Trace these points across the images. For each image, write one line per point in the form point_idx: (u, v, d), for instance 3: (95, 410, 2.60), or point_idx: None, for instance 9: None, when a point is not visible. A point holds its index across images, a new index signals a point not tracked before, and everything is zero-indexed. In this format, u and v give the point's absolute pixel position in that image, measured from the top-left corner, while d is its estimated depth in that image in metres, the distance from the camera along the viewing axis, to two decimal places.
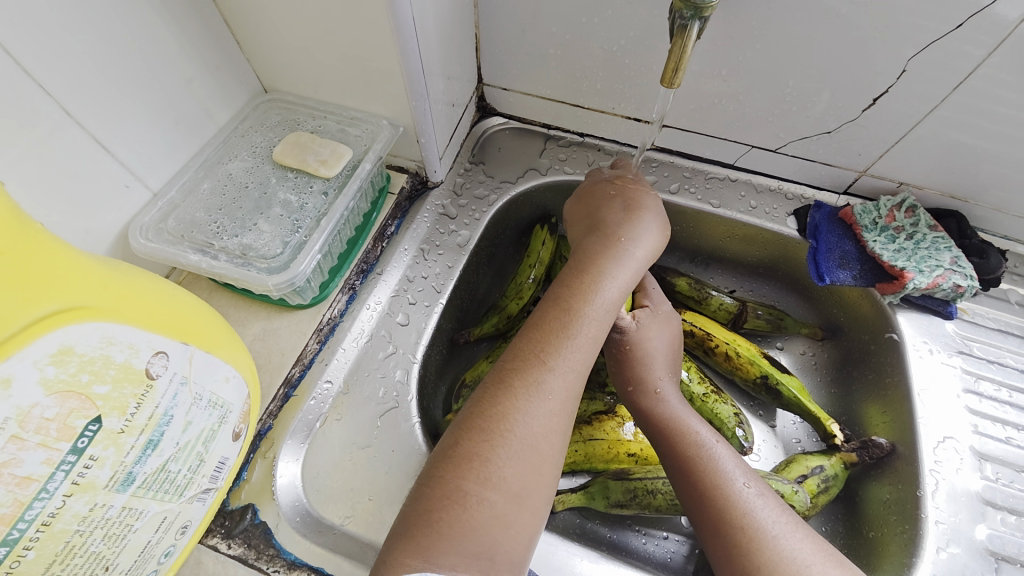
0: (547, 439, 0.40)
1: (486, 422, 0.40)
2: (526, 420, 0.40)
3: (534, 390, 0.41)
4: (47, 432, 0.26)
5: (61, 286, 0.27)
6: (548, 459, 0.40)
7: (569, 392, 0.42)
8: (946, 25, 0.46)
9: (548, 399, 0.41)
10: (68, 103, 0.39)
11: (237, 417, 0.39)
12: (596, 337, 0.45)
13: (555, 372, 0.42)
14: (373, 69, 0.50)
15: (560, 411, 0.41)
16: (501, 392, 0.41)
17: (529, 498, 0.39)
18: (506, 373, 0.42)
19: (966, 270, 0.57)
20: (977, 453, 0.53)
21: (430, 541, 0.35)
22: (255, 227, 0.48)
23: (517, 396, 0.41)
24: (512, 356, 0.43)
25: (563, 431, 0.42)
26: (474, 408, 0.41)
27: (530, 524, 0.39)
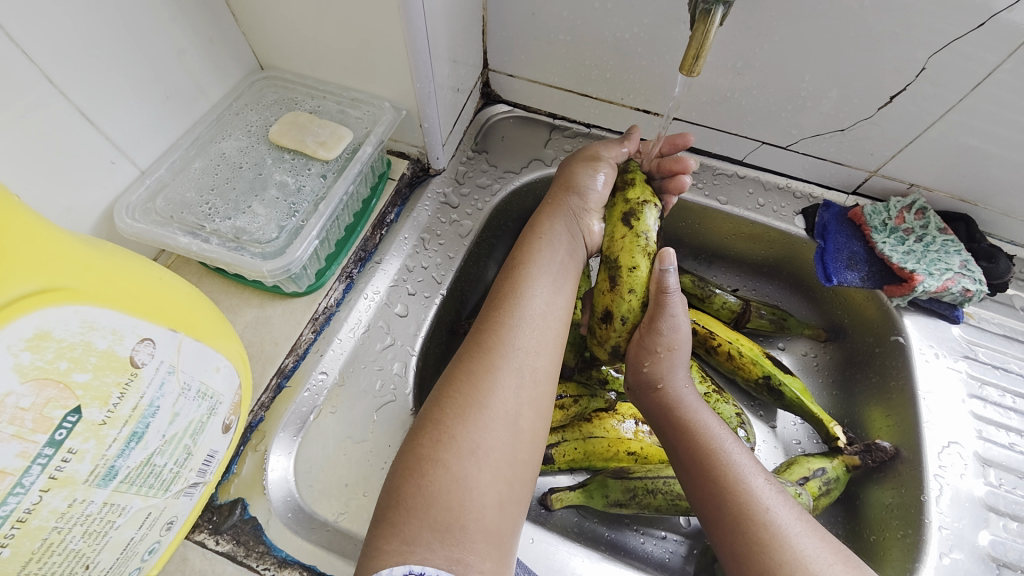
0: (499, 399, 0.39)
1: (449, 388, 0.40)
2: (478, 382, 0.40)
3: (489, 357, 0.41)
4: (22, 423, 0.24)
5: (37, 265, 0.25)
6: (498, 417, 0.38)
7: (521, 350, 0.42)
8: (963, 27, 0.45)
9: (496, 359, 0.41)
10: (52, 73, 0.37)
11: (227, 409, 0.37)
12: (542, 296, 0.46)
13: (504, 334, 0.43)
14: (377, 48, 0.47)
15: (513, 372, 0.41)
16: (457, 363, 0.42)
17: (487, 459, 0.37)
18: (465, 347, 0.43)
19: (976, 275, 0.57)
20: (981, 459, 0.53)
21: (398, 518, 0.34)
22: (249, 210, 0.46)
23: (461, 359, 0.42)
24: (472, 331, 0.44)
25: (527, 397, 0.41)
26: (441, 382, 0.41)
27: (495, 496, 0.36)
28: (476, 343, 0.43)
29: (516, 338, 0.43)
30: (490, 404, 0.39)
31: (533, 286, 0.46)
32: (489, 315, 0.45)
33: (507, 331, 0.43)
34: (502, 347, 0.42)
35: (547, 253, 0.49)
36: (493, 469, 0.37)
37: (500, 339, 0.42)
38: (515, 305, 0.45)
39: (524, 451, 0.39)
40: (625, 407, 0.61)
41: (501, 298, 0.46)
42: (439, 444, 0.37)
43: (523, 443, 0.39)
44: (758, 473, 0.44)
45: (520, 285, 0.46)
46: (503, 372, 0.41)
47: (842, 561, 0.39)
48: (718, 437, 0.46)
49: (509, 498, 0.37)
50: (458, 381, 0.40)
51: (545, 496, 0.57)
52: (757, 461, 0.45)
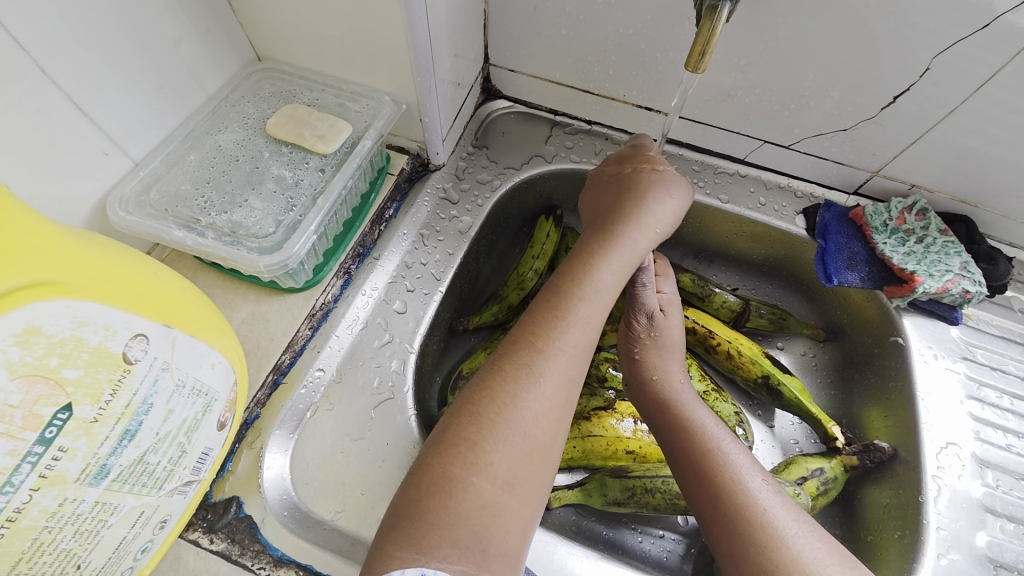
0: (538, 425, 0.38)
1: (484, 407, 0.38)
2: (519, 406, 0.38)
3: (529, 375, 0.39)
4: (11, 421, 0.23)
5: (27, 258, 0.24)
6: (538, 448, 0.38)
7: (564, 375, 0.40)
8: (969, 27, 0.45)
9: (540, 382, 0.39)
10: (43, 61, 0.36)
11: (223, 406, 0.37)
12: (592, 317, 0.43)
13: (551, 356, 0.40)
14: (377, 41, 0.47)
15: (555, 397, 0.39)
16: (494, 377, 0.39)
17: (516, 480, 0.36)
18: (502, 359, 0.40)
19: (976, 276, 0.56)
20: (978, 460, 0.53)
21: (417, 532, 0.33)
22: (246, 203, 0.45)
23: (506, 378, 0.39)
24: (511, 342, 0.42)
25: (560, 415, 0.40)
26: (467, 393, 0.39)
27: (518, 515, 0.36)
28: (519, 359, 0.40)
29: (560, 361, 0.40)
30: (521, 423, 0.38)
31: (584, 300, 0.43)
32: (530, 330, 0.41)
33: (553, 352, 0.40)
34: (542, 364, 0.40)
35: (608, 267, 0.44)
36: (518, 489, 0.37)
37: (547, 362, 0.40)
38: (565, 324, 0.41)
39: (548, 468, 0.39)
40: (624, 406, 0.61)
41: (544, 308, 0.43)
42: (467, 464, 0.36)
43: (551, 462, 0.39)
44: (759, 475, 0.44)
45: (575, 301, 0.43)
46: (543, 392, 0.39)
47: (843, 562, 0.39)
48: (716, 438, 0.46)
49: (527, 513, 0.37)
50: (490, 398, 0.38)
51: None
52: (754, 462, 0.45)
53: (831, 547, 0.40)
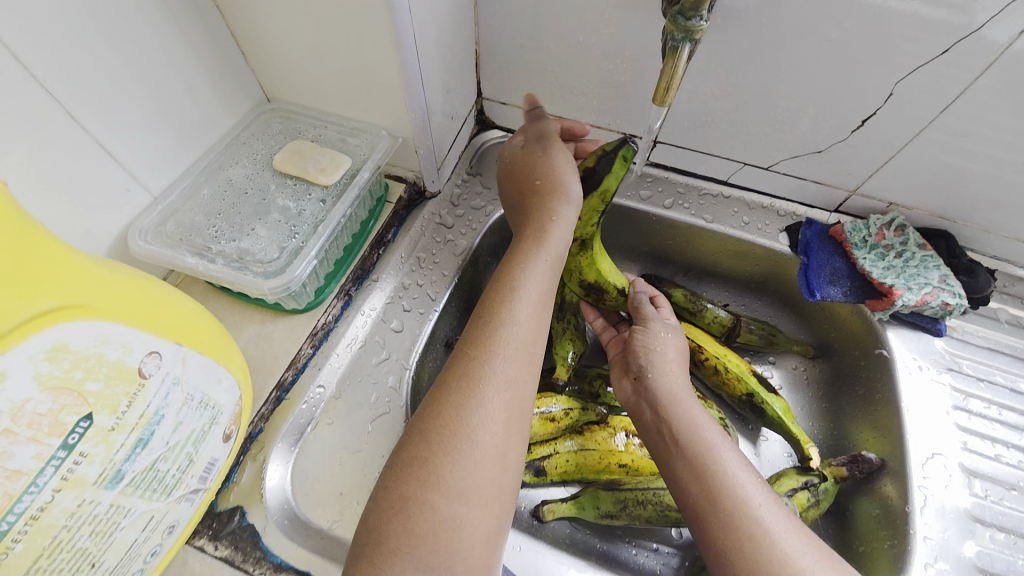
0: (487, 433, 0.40)
1: (432, 423, 0.40)
2: (464, 416, 0.40)
3: (469, 384, 0.41)
4: (38, 427, 0.26)
5: (59, 285, 0.28)
6: (488, 453, 0.39)
7: (509, 382, 0.42)
8: (928, 52, 0.48)
9: (482, 390, 0.41)
10: (74, 108, 0.40)
11: (228, 419, 0.40)
12: (529, 329, 0.46)
13: (489, 364, 0.42)
14: (375, 83, 0.51)
15: (500, 402, 0.41)
16: (440, 391, 0.42)
17: (478, 487, 0.38)
18: (447, 374, 0.43)
19: (955, 289, 0.58)
20: (967, 470, 0.53)
21: (380, 555, 0.35)
22: (253, 232, 0.49)
23: (450, 390, 0.41)
24: (454, 355, 0.44)
25: (512, 423, 0.42)
26: (419, 413, 0.41)
27: (482, 520, 0.38)
28: (461, 370, 0.42)
29: (501, 368, 0.42)
30: (474, 436, 0.39)
31: (516, 313, 0.46)
32: (468, 344, 0.44)
33: (491, 360, 0.43)
34: (487, 377, 0.42)
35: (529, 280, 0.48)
36: (481, 496, 0.38)
37: (485, 371, 0.42)
38: (500, 335, 0.44)
39: (507, 478, 0.40)
40: (616, 420, 0.62)
41: (486, 325, 0.45)
42: (426, 481, 0.37)
43: (512, 466, 0.41)
44: (747, 473, 0.45)
45: (504, 311, 0.45)
46: (488, 406, 0.41)
47: (827, 560, 0.40)
48: (709, 436, 0.47)
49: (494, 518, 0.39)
50: (443, 415, 0.40)
51: (537, 508, 0.59)
52: (744, 460, 0.46)
53: (817, 546, 0.41)
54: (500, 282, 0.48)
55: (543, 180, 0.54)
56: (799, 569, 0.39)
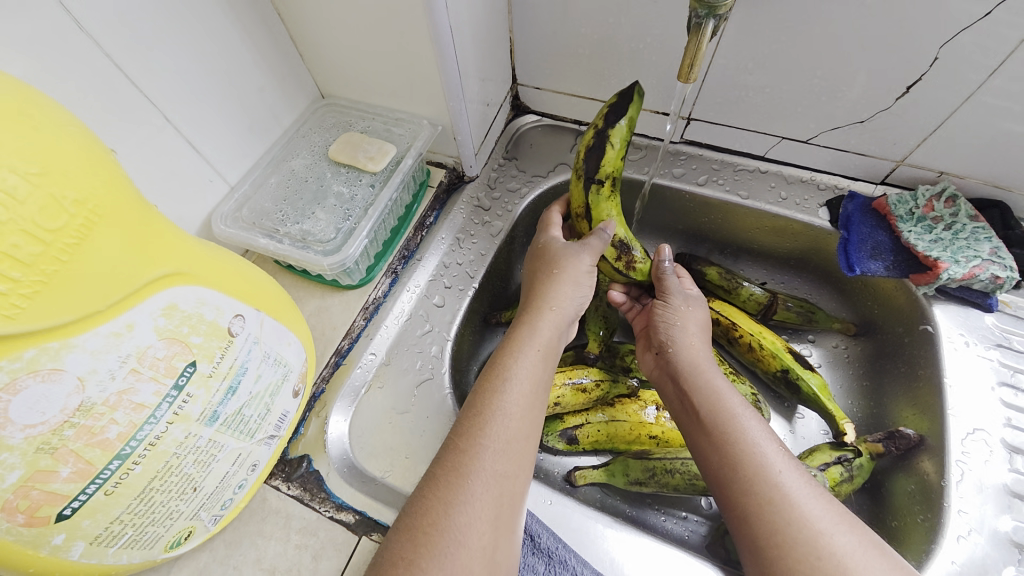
0: (473, 529, 0.38)
1: (417, 520, 0.39)
2: (450, 510, 0.39)
3: (459, 478, 0.40)
4: (157, 369, 0.32)
5: (171, 256, 0.33)
6: (476, 550, 0.38)
7: (499, 474, 0.41)
8: (979, 10, 0.45)
9: (471, 485, 0.40)
10: (167, 110, 0.47)
11: (296, 377, 0.46)
12: (525, 410, 0.45)
13: (479, 458, 0.41)
14: (417, 75, 0.56)
15: (489, 494, 0.40)
16: (429, 486, 0.41)
17: (502, 476, 0.42)
18: (437, 466, 0.42)
19: (1006, 262, 0.55)
20: (1008, 447, 0.52)
21: None
22: (313, 215, 0.55)
23: (440, 488, 0.40)
24: (441, 451, 0.43)
25: (527, 426, 0.45)
26: (406, 507, 0.40)
27: (502, 510, 0.41)
28: (449, 464, 0.41)
29: (488, 461, 0.41)
30: (495, 431, 0.43)
31: (507, 402, 0.45)
32: (458, 436, 0.43)
33: (479, 452, 0.42)
34: (477, 471, 0.41)
35: (524, 365, 0.48)
36: (503, 487, 0.41)
37: (473, 463, 0.41)
38: (490, 424, 0.43)
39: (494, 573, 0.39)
40: (648, 394, 0.64)
41: (476, 417, 0.44)
42: (453, 471, 0.41)
43: (528, 466, 0.43)
44: (769, 442, 0.46)
45: (495, 401, 0.45)
46: (508, 407, 0.45)
47: (848, 524, 0.41)
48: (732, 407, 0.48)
49: (510, 513, 0.41)
50: (470, 414, 0.45)
51: (569, 474, 0.63)
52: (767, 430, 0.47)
53: (842, 514, 0.42)
54: (491, 371, 0.48)
55: (550, 259, 0.57)
56: (817, 532, 0.40)
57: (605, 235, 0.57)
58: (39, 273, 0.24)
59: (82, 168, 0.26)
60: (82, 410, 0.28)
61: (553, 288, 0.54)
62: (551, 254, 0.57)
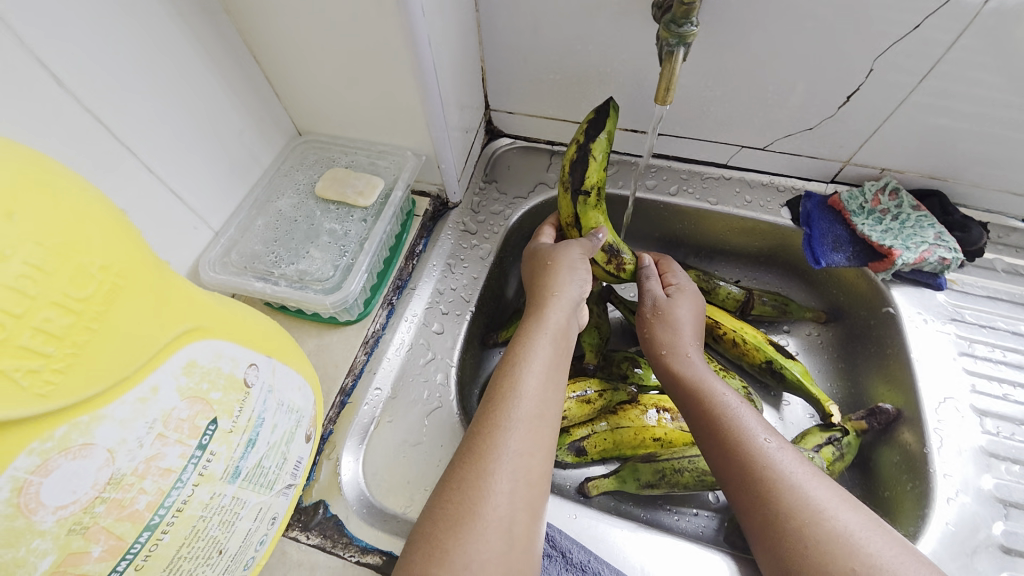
0: (497, 509, 0.38)
1: (445, 506, 0.38)
2: (474, 493, 0.38)
3: (482, 462, 0.39)
4: (182, 430, 0.31)
5: (192, 312, 0.32)
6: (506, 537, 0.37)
7: (524, 454, 0.40)
8: (903, 27, 0.52)
9: (496, 470, 0.39)
10: (150, 159, 0.46)
11: (308, 421, 0.45)
12: (545, 389, 0.45)
13: (501, 439, 0.41)
14: (401, 109, 0.57)
15: (512, 477, 0.39)
16: (454, 474, 0.40)
17: (523, 453, 0.40)
18: (461, 452, 0.41)
19: (949, 244, 0.62)
20: (978, 411, 0.58)
21: None
22: (308, 254, 0.54)
23: (466, 472, 0.39)
24: (466, 436, 0.42)
25: (546, 404, 0.44)
26: (435, 496, 0.39)
27: (525, 488, 0.40)
28: (472, 449, 0.41)
29: (512, 442, 0.41)
30: (514, 411, 0.42)
31: (525, 383, 0.44)
32: (482, 420, 0.42)
33: (503, 434, 0.41)
34: (500, 454, 0.40)
35: (539, 347, 0.47)
36: (527, 465, 0.40)
37: (496, 444, 0.40)
38: (512, 405, 0.43)
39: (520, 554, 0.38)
40: (647, 399, 0.67)
41: (496, 398, 0.43)
42: (473, 457, 0.40)
43: (550, 443, 0.42)
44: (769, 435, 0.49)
45: (513, 383, 0.44)
46: (525, 389, 0.44)
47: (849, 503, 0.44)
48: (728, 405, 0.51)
49: (537, 495, 0.40)
50: (486, 400, 0.44)
51: (582, 485, 0.64)
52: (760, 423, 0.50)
53: (839, 495, 0.44)
54: (508, 356, 0.47)
55: (545, 257, 0.57)
56: (818, 510, 0.42)
57: (599, 242, 0.58)
58: (70, 345, 0.24)
59: (106, 233, 0.26)
60: (112, 483, 0.27)
61: (558, 277, 0.54)
62: (550, 251, 0.57)
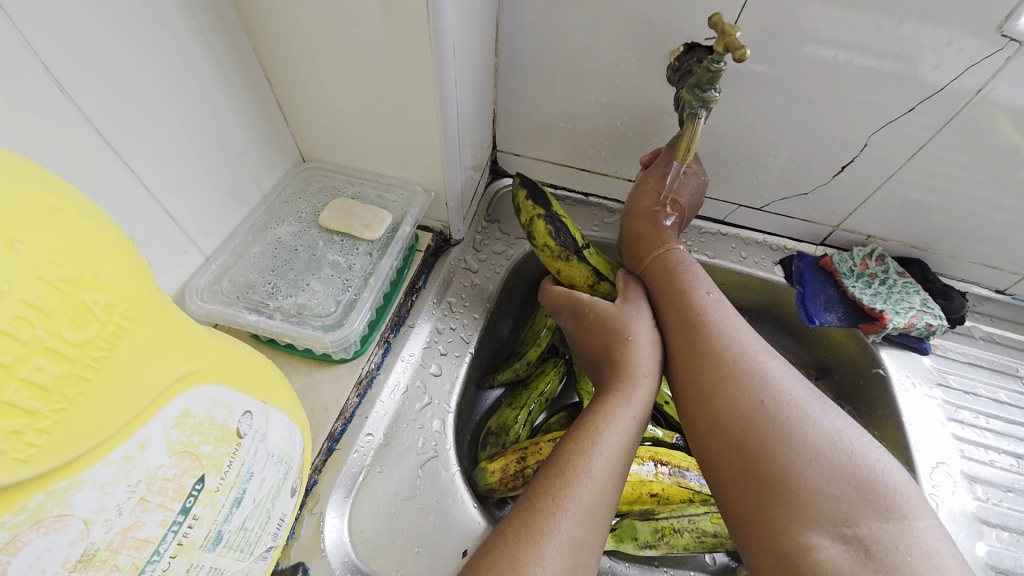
0: None
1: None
2: (518, 573, 0.36)
3: (529, 540, 0.38)
4: (166, 493, 0.27)
5: (191, 352, 0.28)
6: None
7: (580, 538, 0.39)
8: (896, 111, 0.56)
9: (543, 551, 0.37)
10: (148, 179, 0.43)
11: (295, 472, 0.40)
12: (613, 472, 0.43)
13: (553, 520, 0.39)
14: (414, 145, 0.56)
15: (557, 562, 0.37)
16: (495, 545, 0.38)
17: (581, 544, 0.39)
18: (507, 524, 0.40)
19: (935, 311, 0.65)
20: (968, 476, 0.60)
21: None
22: (308, 287, 0.51)
23: (515, 548, 0.37)
24: (513, 508, 0.41)
25: (611, 491, 0.42)
26: (474, 559, 0.38)
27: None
28: (519, 522, 0.39)
29: (567, 525, 0.39)
30: (580, 495, 0.40)
31: (591, 465, 0.42)
32: (537, 496, 0.41)
33: (559, 516, 0.39)
34: (550, 535, 0.38)
35: (612, 424, 0.45)
36: (579, 554, 0.38)
37: (545, 526, 0.38)
38: (574, 486, 0.41)
39: None
40: (642, 450, 0.64)
41: (557, 476, 0.42)
42: (531, 536, 0.38)
43: (604, 533, 0.41)
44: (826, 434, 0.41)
45: (579, 461, 0.42)
46: (595, 471, 0.42)
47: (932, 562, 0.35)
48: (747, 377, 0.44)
49: None
50: (551, 476, 0.42)
51: None
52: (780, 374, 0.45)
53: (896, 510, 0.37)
54: (578, 430, 0.45)
55: (605, 324, 0.53)
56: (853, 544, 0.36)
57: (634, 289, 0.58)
58: (60, 400, 0.21)
59: (116, 266, 0.23)
60: (83, 560, 0.24)
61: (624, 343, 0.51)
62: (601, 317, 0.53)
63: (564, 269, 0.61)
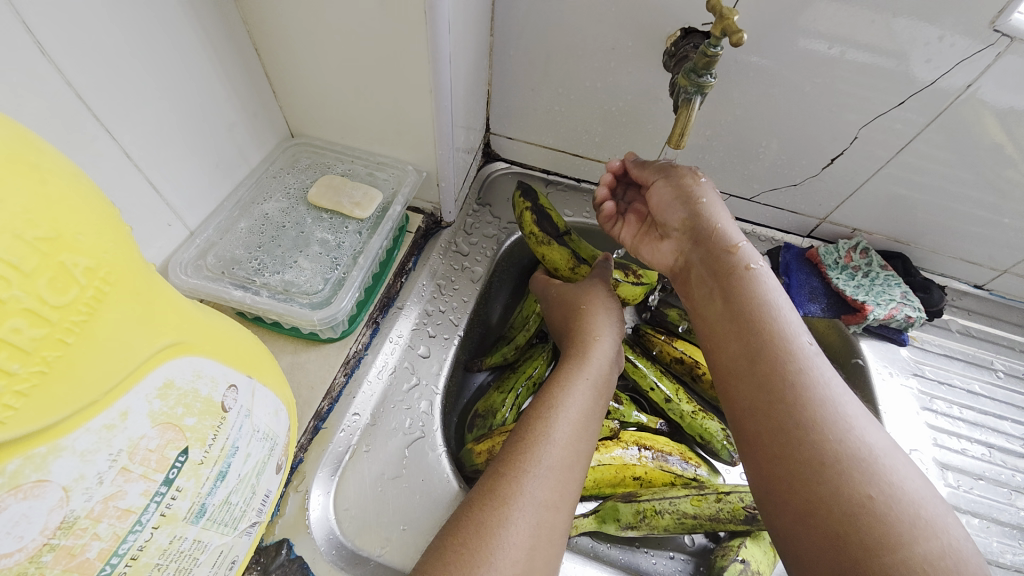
0: (509, 558, 0.35)
1: (457, 541, 0.36)
2: (488, 534, 0.36)
3: (499, 505, 0.38)
4: (148, 463, 0.27)
5: (174, 322, 0.28)
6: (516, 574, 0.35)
7: (546, 499, 0.39)
8: (886, 104, 0.56)
9: (513, 514, 0.38)
10: (131, 149, 0.41)
11: (281, 449, 0.39)
12: (573, 436, 0.44)
13: (519, 483, 0.39)
14: (406, 124, 0.55)
15: (527, 524, 0.37)
16: (468, 509, 0.39)
17: (547, 505, 0.39)
18: (476, 492, 0.40)
19: (915, 303, 0.67)
20: (940, 464, 0.63)
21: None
22: (296, 264, 0.50)
23: (487, 510, 0.38)
24: (485, 475, 0.41)
25: (574, 454, 0.43)
26: (447, 526, 0.38)
27: (543, 540, 0.38)
28: (488, 487, 0.40)
29: (532, 489, 0.39)
30: (541, 457, 0.41)
31: (552, 429, 0.43)
32: (502, 462, 0.41)
33: (525, 478, 0.40)
34: (517, 497, 0.38)
35: (571, 391, 0.46)
36: (548, 517, 0.39)
37: (513, 489, 0.39)
38: (535, 449, 0.42)
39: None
40: (627, 435, 0.66)
41: (520, 442, 0.43)
42: (497, 500, 0.38)
43: (571, 497, 0.41)
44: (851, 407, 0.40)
45: (539, 425, 0.43)
46: (556, 435, 0.43)
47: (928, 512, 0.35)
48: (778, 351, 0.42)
49: (550, 548, 0.38)
50: (514, 442, 0.43)
51: None
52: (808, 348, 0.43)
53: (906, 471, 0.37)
54: (538, 398, 0.47)
55: (572, 300, 0.56)
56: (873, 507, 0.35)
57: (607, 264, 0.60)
58: (38, 362, 0.20)
59: (95, 231, 0.22)
60: (63, 528, 0.23)
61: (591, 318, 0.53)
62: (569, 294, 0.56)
63: (546, 254, 0.62)
